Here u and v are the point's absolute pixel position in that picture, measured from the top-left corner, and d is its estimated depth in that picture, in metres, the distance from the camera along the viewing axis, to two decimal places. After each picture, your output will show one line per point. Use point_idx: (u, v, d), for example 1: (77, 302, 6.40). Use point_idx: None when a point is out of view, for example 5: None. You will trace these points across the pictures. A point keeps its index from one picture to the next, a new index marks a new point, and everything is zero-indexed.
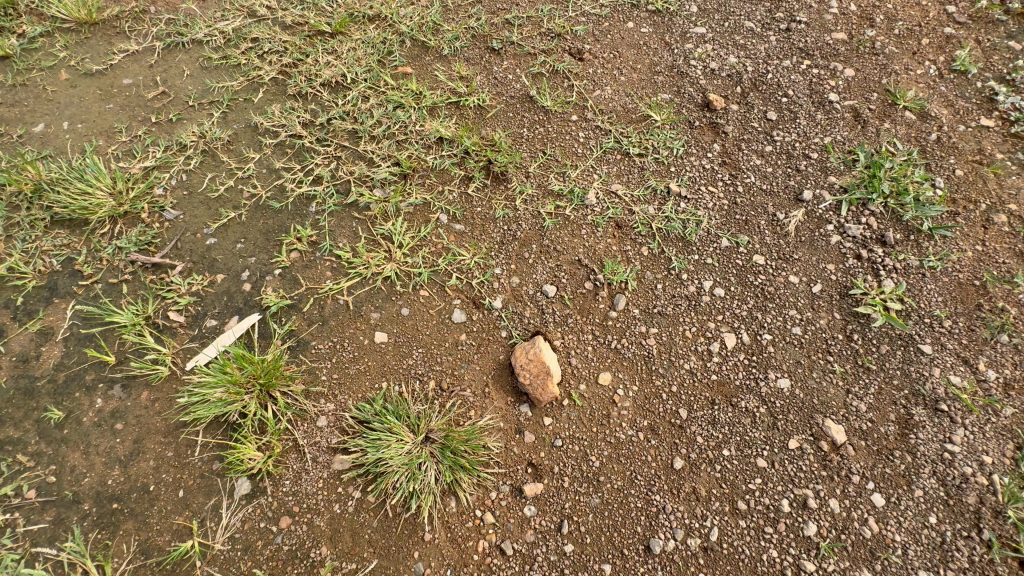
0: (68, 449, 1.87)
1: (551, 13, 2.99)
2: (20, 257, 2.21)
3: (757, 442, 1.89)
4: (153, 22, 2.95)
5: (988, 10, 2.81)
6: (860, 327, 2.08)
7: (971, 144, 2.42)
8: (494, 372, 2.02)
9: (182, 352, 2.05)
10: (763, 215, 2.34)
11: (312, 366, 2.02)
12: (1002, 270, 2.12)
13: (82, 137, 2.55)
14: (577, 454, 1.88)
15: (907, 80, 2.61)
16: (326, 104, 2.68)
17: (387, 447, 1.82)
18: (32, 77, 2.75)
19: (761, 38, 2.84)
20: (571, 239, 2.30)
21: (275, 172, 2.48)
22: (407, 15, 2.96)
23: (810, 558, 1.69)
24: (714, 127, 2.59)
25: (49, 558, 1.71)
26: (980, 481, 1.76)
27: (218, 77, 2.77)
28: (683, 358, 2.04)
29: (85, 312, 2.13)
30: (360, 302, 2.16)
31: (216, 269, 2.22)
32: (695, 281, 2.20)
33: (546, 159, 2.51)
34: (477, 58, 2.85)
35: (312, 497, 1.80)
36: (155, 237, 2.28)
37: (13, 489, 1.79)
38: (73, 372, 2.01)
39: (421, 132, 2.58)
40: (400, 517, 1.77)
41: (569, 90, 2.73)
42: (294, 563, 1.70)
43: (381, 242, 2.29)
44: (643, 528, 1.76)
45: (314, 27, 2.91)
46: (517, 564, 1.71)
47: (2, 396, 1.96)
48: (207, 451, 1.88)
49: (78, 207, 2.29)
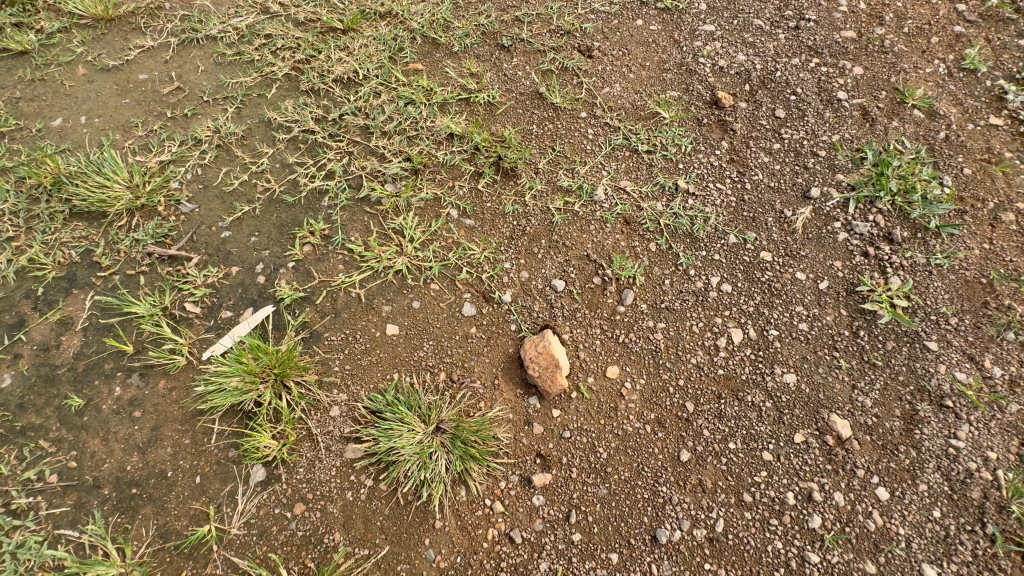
0: (88, 435, 1.91)
1: (560, 11, 3.01)
2: (40, 248, 2.26)
3: (763, 436, 1.91)
4: (168, 19, 2.99)
5: (999, 8, 2.81)
6: (866, 324, 2.10)
7: (980, 143, 2.43)
8: (504, 365, 2.05)
9: (198, 342, 2.09)
10: (771, 213, 2.36)
11: (325, 357, 2.06)
12: (1008, 269, 2.13)
13: (100, 131, 2.60)
14: (585, 446, 1.92)
15: (916, 79, 2.62)
16: (338, 100, 2.71)
17: (399, 436, 1.86)
18: (50, 72, 2.80)
19: (771, 37, 2.85)
20: (580, 234, 2.32)
21: (288, 167, 2.51)
22: (418, 11, 2.99)
23: (814, 550, 1.72)
24: (723, 125, 2.61)
25: (72, 540, 1.76)
26: (985, 476, 1.78)
27: (232, 73, 2.81)
28: (690, 353, 2.07)
29: (104, 302, 2.17)
30: (372, 295, 2.20)
31: (231, 261, 2.26)
32: (703, 277, 2.22)
33: (555, 155, 2.53)
34: (487, 55, 2.88)
35: (325, 485, 1.84)
36: (171, 230, 2.33)
37: (35, 474, 1.84)
38: (92, 361, 2.06)
39: (432, 128, 2.60)
40: (411, 505, 1.81)
41: (578, 87, 2.75)
42: (308, 549, 1.74)
43: (393, 236, 2.32)
44: (649, 518, 1.79)
45: (326, 23, 2.94)
46: (526, 552, 1.74)
47: (24, 383, 2.01)
48: (223, 439, 1.92)
49: (97, 200, 2.33)
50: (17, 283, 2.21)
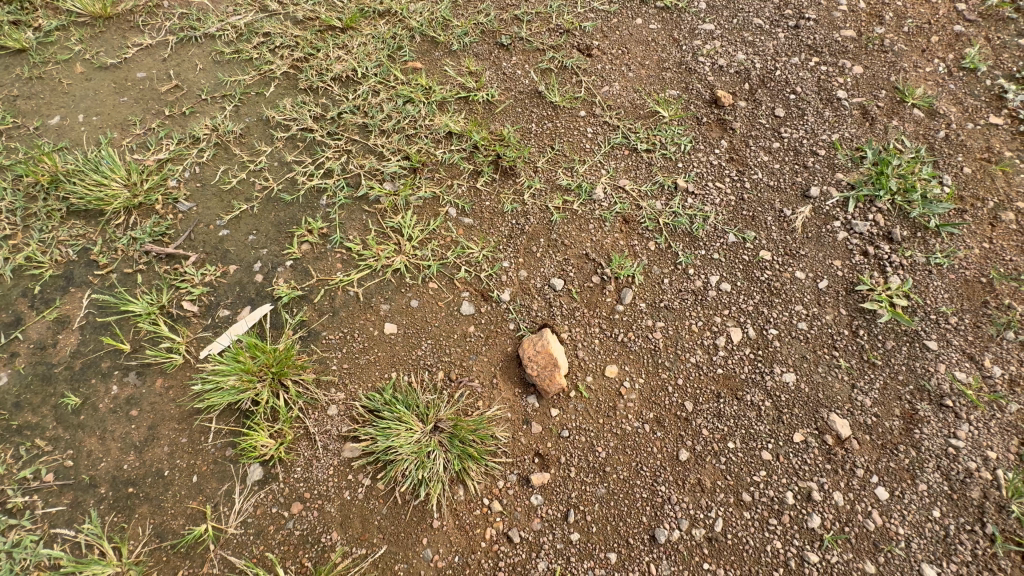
0: (84, 435, 1.91)
1: (559, 9, 3.00)
2: (37, 247, 2.26)
3: (762, 435, 1.90)
4: (166, 17, 2.98)
5: (999, 7, 2.80)
6: (866, 323, 2.09)
7: (980, 142, 2.42)
8: (502, 364, 2.05)
9: (196, 341, 2.08)
10: (770, 212, 2.35)
11: (323, 356, 2.05)
12: (1008, 268, 2.13)
13: (97, 130, 2.59)
14: (583, 445, 1.91)
15: (916, 78, 2.62)
16: (336, 98, 2.70)
17: (396, 435, 1.85)
18: (48, 70, 2.79)
19: (770, 35, 2.85)
20: (578, 233, 2.32)
21: (286, 165, 2.51)
22: (417, 10, 2.98)
23: (813, 550, 1.71)
24: (722, 124, 2.60)
25: (68, 539, 1.75)
26: (985, 476, 1.78)
27: (231, 71, 2.81)
28: (689, 352, 2.06)
29: (101, 301, 2.16)
30: (370, 293, 2.19)
31: (228, 260, 2.25)
32: (702, 276, 2.22)
33: (554, 154, 2.53)
34: (486, 53, 2.87)
35: (322, 484, 1.83)
36: (169, 228, 2.32)
37: (31, 473, 1.83)
38: (89, 360, 2.05)
39: (430, 126, 2.60)
40: (408, 504, 1.81)
41: (577, 86, 2.74)
42: (305, 548, 1.74)
43: (391, 234, 2.32)
44: (648, 518, 1.78)
45: (324, 22, 2.94)
46: (523, 551, 1.74)
47: (20, 382, 2.00)
48: (220, 438, 1.91)
49: (94, 198, 2.32)
50: (14, 282, 2.20)
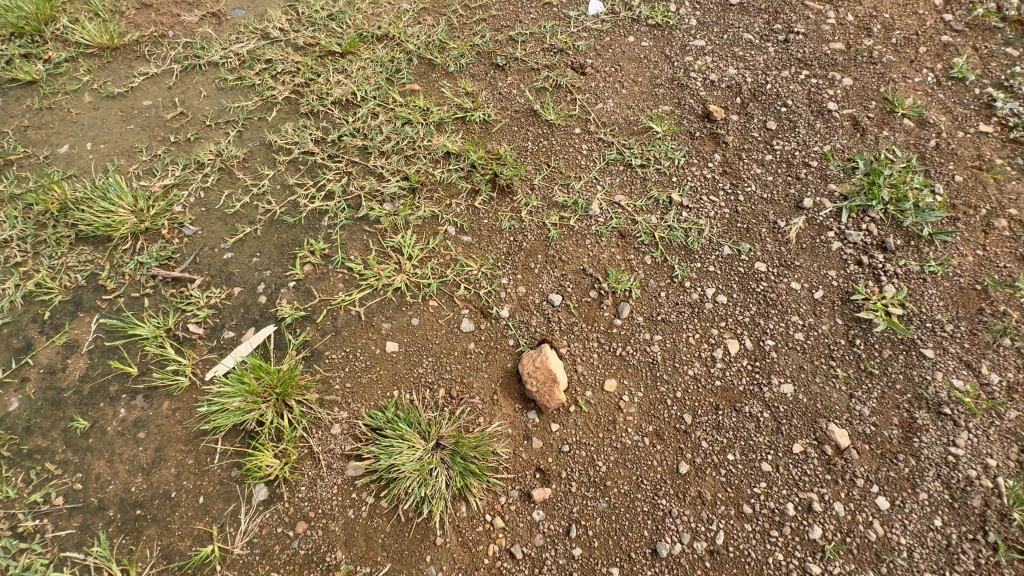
0: (93, 458, 1.94)
1: (553, 29, 3.07)
2: (47, 273, 2.31)
3: (761, 446, 1.92)
4: (171, 46, 3.07)
5: (985, 17, 2.84)
6: (862, 332, 2.11)
7: (971, 150, 2.45)
8: (502, 380, 2.07)
9: (202, 363, 2.12)
10: (764, 223, 2.38)
11: (326, 376, 2.09)
12: (1003, 275, 2.14)
13: (104, 157, 2.66)
14: (584, 460, 1.93)
15: (905, 89, 2.66)
16: (337, 121, 2.77)
17: (399, 453, 1.88)
18: (57, 100, 2.88)
19: (760, 50, 2.90)
20: (576, 249, 2.35)
21: (289, 188, 2.56)
22: (415, 34, 3.06)
23: (816, 561, 1.72)
24: (715, 137, 2.65)
25: (77, 562, 1.78)
26: (985, 483, 1.78)
27: (234, 97, 2.88)
28: (687, 365, 2.09)
29: (109, 325, 2.21)
30: (371, 312, 2.23)
31: (233, 282, 2.30)
32: (698, 289, 2.25)
33: (550, 171, 2.57)
34: (482, 74, 2.93)
35: (326, 503, 1.86)
36: (175, 252, 2.37)
37: (42, 496, 1.87)
38: (98, 383, 2.09)
39: (429, 147, 2.65)
40: (412, 521, 1.82)
41: (571, 104, 2.80)
42: (310, 567, 1.75)
43: (391, 254, 2.36)
44: (650, 532, 1.79)
45: (324, 47, 3.01)
46: (527, 567, 1.75)
47: (30, 407, 2.05)
48: (226, 459, 1.94)
49: (102, 224, 2.38)
50: (24, 308, 2.26)
